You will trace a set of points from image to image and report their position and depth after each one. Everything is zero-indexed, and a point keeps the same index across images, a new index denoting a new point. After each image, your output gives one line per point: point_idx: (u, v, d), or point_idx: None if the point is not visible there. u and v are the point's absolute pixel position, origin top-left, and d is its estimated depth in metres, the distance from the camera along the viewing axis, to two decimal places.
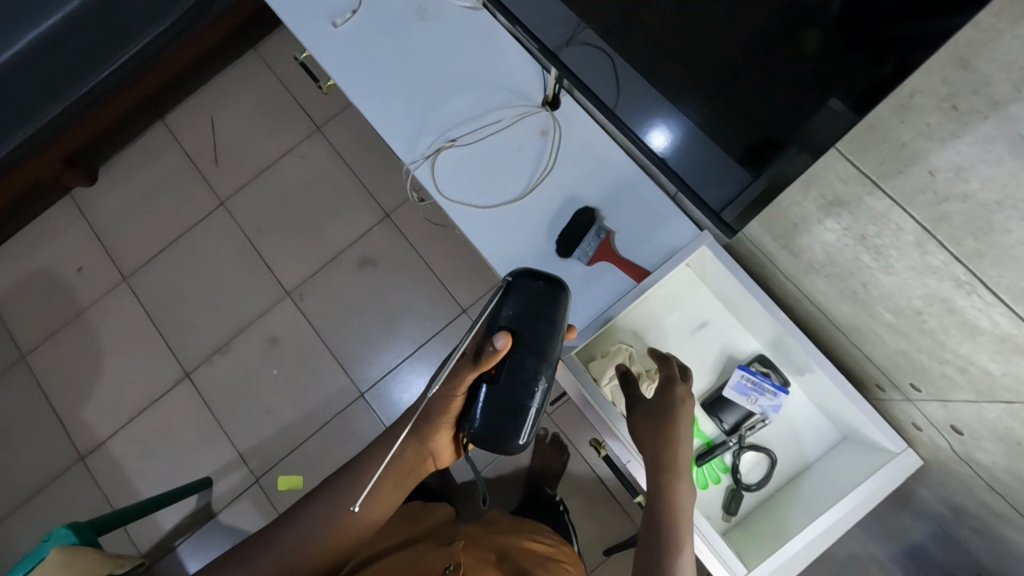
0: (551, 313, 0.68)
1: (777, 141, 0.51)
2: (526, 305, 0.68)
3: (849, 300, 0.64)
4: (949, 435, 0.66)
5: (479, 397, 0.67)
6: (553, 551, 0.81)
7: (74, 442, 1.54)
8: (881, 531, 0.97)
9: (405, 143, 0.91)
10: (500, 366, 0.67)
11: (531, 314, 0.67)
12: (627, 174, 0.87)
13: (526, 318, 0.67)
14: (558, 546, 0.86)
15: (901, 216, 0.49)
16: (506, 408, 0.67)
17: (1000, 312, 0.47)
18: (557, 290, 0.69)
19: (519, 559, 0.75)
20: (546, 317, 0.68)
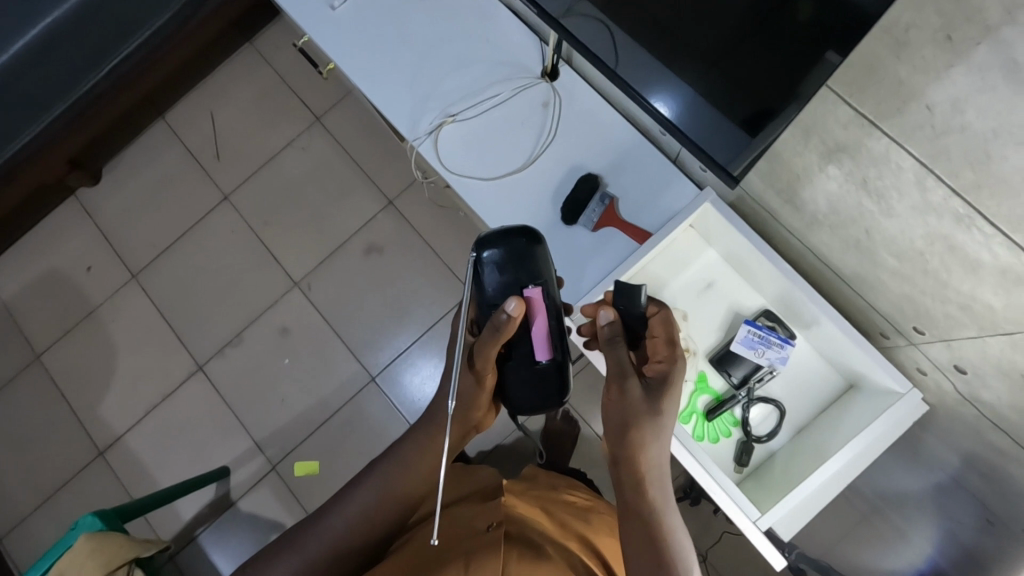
0: (533, 270, 0.69)
1: (781, 90, 0.52)
2: (510, 272, 0.69)
3: (852, 249, 0.66)
4: (954, 375, 0.67)
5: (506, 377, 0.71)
6: (594, 502, 0.82)
7: (92, 438, 1.57)
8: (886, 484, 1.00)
9: (407, 121, 0.92)
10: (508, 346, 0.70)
11: (517, 277, 0.69)
12: (628, 140, 0.88)
13: (512, 283, 0.69)
14: (594, 498, 0.86)
15: (901, 154, 0.50)
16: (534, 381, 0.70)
17: (1000, 243, 0.49)
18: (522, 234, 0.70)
19: (563, 512, 0.76)
20: (530, 275, 0.69)
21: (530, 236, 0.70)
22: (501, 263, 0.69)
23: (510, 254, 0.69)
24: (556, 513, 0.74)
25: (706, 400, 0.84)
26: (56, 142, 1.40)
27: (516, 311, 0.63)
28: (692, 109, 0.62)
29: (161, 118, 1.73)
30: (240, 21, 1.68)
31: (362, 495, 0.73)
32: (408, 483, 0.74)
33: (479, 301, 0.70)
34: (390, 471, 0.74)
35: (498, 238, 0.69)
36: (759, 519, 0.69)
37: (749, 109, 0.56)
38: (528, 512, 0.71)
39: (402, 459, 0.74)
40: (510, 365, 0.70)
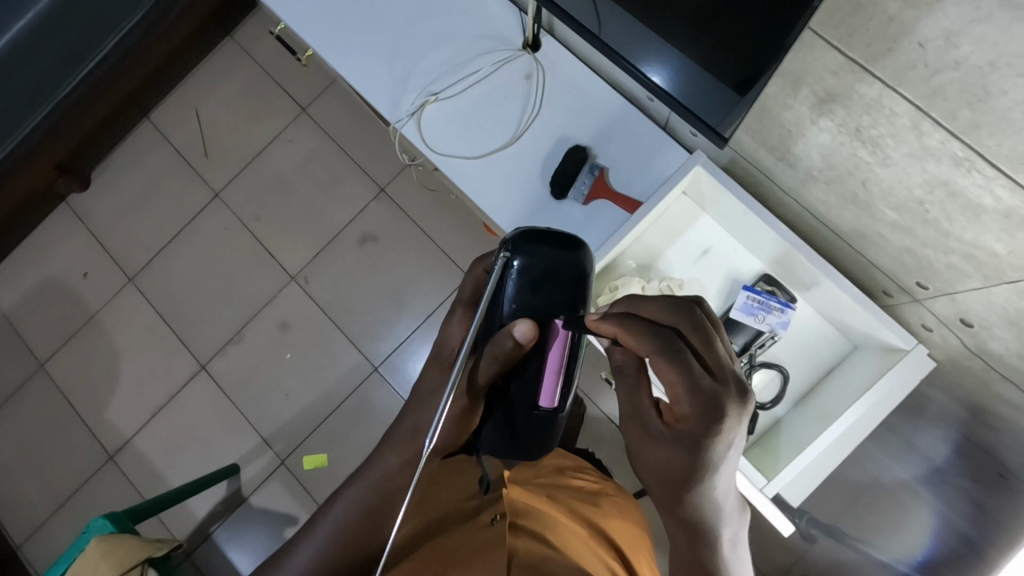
0: (566, 301, 0.66)
1: (769, 31, 0.49)
2: (535, 288, 0.66)
3: (850, 205, 0.64)
4: (960, 329, 0.66)
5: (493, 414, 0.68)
6: (601, 488, 0.80)
7: (101, 442, 1.58)
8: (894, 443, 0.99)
9: (389, 103, 0.90)
10: (507, 378, 0.67)
11: (546, 300, 0.66)
12: (615, 109, 0.86)
13: (537, 306, 0.66)
14: (601, 481, 0.83)
15: (894, 98, 0.48)
16: (522, 422, 0.66)
17: (1002, 185, 0.47)
18: (566, 255, 0.67)
19: (570, 498, 0.73)
20: (556, 301, 0.66)
21: (568, 252, 0.67)
22: (532, 278, 0.66)
23: (542, 269, 0.67)
24: (564, 500, 0.72)
25: None
26: (41, 148, 1.38)
27: (525, 338, 0.61)
28: (677, 64, 0.59)
29: (147, 118, 1.71)
30: (218, 14, 1.65)
31: (354, 495, 0.71)
32: (340, 544, 0.68)
33: (492, 317, 0.67)
34: (320, 534, 0.70)
35: (537, 246, 0.67)
36: (765, 487, 0.68)
37: (735, 56, 0.53)
38: (536, 501, 0.68)
39: (336, 518, 0.70)
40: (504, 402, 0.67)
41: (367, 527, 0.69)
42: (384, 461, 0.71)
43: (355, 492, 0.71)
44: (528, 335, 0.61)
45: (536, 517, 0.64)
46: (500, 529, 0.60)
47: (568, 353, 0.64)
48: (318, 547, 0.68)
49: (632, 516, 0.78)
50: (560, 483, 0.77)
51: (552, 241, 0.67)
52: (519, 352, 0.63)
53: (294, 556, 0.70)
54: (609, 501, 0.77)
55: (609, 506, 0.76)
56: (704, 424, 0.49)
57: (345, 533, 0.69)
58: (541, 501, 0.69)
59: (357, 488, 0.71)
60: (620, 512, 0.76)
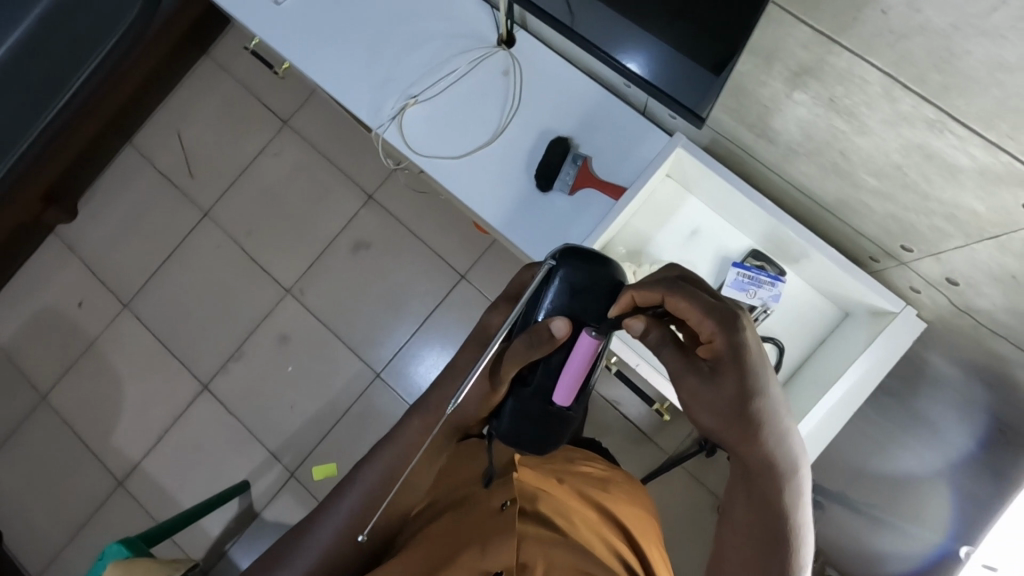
0: (601, 310, 0.66)
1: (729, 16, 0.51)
2: (571, 295, 0.67)
3: (831, 175, 0.65)
4: (947, 289, 0.67)
5: (511, 406, 0.69)
6: (613, 475, 0.80)
7: (110, 469, 1.59)
8: (899, 414, 1.00)
9: (370, 108, 0.90)
10: (529, 371, 0.68)
11: (581, 305, 0.67)
12: (594, 99, 0.86)
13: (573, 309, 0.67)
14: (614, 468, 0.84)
15: (865, 67, 0.48)
16: (538, 416, 0.68)
17: (976, 143, 0.47)
18: (601, 272, 0.68)
19: (580, 482, 0.73)
20: (591, 310, 0.67)
21: (606, 268, 0.68)
22: (573, 286, 0.67)
23: (583, 280, 0.67)
24: (575, 483, 0.73)
25: None
26: (23, 181, 1.38)
27: (561, 332, 0.62)
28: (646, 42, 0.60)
29: (129, 143, 1.71)
30: (192, 34, 1.65)
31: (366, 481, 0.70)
32: (359, 521, 0.69)
33: (528, 315, 0.68)
34: (352, 500, 0.69)
35: (579, 259, 0.68)
36: None
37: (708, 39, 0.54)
38: (546, 484, 0.69)
39: (365, 483, 0.70)
40: (525, 393, 0.68)
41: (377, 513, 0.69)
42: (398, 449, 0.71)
43: (385, 458, 0.71)
44: (564, 330, 0.62)
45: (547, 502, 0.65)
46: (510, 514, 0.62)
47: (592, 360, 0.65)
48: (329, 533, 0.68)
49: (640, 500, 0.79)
50: (570, 468, 0.77)
51: (594, 257, 0.68)
52: (551, 347, 0.63)
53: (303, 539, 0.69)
54: (620, 484, 0.78)
55: (618, 490, 0.77)
56: (733, 337, 0.52)
57: (375, 502, 0.70)
58: (550, 484, 0.69)
59: (385, 455, 0.71)
60: (629, 496, 0.77)
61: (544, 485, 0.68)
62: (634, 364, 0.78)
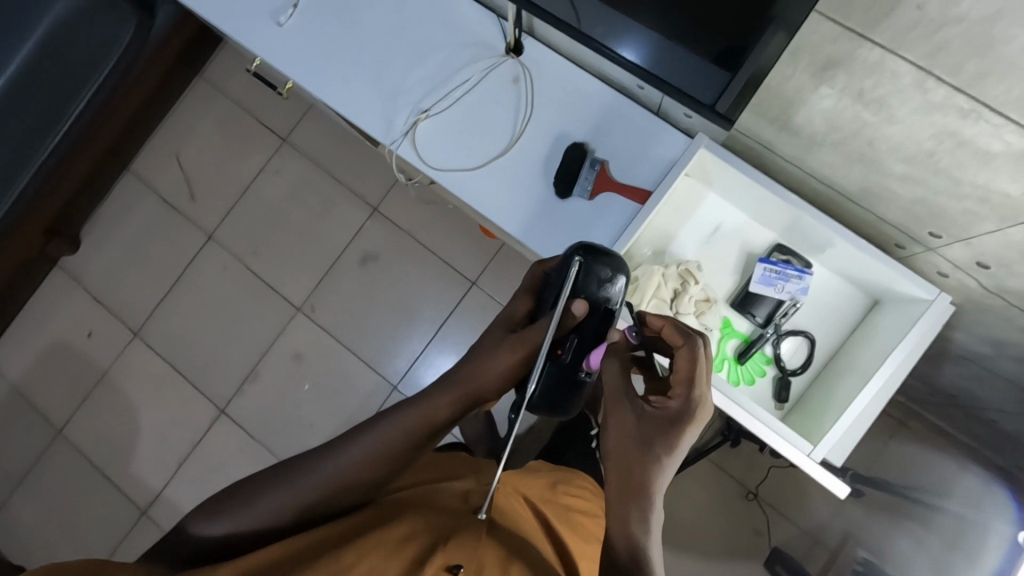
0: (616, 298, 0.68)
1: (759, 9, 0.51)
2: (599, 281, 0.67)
3: (856, 164, 0.64)
4: (977, 272, 0.67)
5: (542, 375, 0.65)
6: (586, 510, 0.88)
7: (132, 499, 1.58)
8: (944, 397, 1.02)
9: (381, 125, 0.90)
10: (564, 346, 0.66)
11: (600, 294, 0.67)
12: (608, 102, 0.86)
13: (600, 295, 0.67)
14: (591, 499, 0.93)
15: (895, 60, 0.48)
16: (564, 387, 0.67)
17: (1011, 131, 0.47)
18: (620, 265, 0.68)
19: (550, 515, 0.80)
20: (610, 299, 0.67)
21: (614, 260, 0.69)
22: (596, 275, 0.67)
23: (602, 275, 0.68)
24: (542, 511, 0.80)
25: (735, 344, 0.82)
26: (23, 217, 1.37)
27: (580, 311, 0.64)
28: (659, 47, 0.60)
29: (129, 171, 1.71)
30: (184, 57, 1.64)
31: (359, 450, 0.65)
32: (340, 488, 0.64)
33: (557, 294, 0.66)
34: (360, 447, 0.65)
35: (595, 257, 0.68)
36: (812, 451, 0.67)
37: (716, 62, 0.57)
38: (517, 514, 0.74)
39: (380, 436, 0.65)
40: (561, 366, 0.65)
41: (359, 487, 0.65)
42: (402, 424, 0.65)
43: (407, 416, 0.65)
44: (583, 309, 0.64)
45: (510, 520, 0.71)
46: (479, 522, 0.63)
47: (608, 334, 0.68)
48: (304, 496, 0.63)
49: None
50: (547, 499, 0.85)
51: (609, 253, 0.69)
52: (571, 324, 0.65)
53: (272, 494, 0.63)
54: (586, 517, 0.86)
55: (585, 524, 0.85)
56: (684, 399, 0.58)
57: (361, 475, 0.65)
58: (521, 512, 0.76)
59: (406, 410, 0.66)
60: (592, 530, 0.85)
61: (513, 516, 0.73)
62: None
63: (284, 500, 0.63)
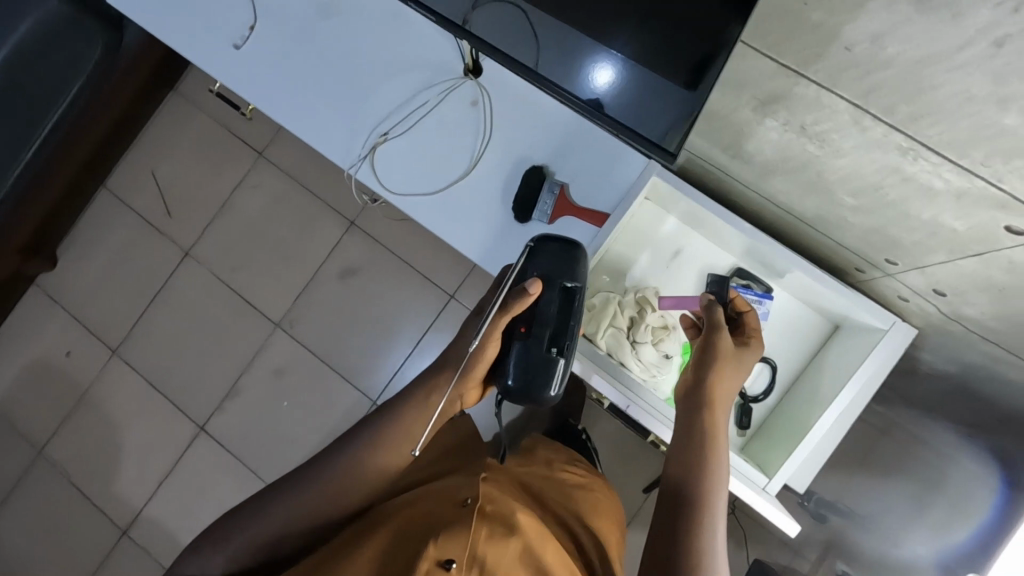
0: (574, 271, 0.70)
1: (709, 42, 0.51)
2: (555, 259, 0.70)
3: (810, 192, 0.64)
4: (935, 299, 0.66)
5: (511, 354, 0.69)
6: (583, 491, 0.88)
7: (113, 519, 1.57)
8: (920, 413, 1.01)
9: (340, 149, 0.89)
10: (528, 323, 0.69)
11: (557, 268, 0.70)
12: (567, 123, 0.84)
13: (557, 270, 0.70)
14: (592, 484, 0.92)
15: (832, 98, 0.48)
16: (537, 363, 0.68)
17: (950, 170, 0.46)
18: (575, 254, 0.71)
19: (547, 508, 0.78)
20: (569, 274, 0.70)
21: (569, 243, 0.72)
22: (550, 254, 0.71)
23: (557, 256, 0.71)
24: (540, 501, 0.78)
25: None
26: None
27: (533, 287, 0.68)
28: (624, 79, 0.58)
29: (105, 188, 1.69)
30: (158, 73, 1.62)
31: (342, 457, 0.68)
32: (328, 493, 0.67)
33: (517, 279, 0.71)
34: (347, 454, 0.68)
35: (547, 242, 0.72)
36: (766, 484, 0.68)
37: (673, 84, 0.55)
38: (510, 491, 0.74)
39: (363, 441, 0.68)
40: (525, 343, 0.69)
41: (347, 492, 0.68)
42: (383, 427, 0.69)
43: (389, 423, 0.69)
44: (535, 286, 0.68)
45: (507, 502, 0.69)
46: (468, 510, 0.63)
47: (569, 306, 0.70)
48: (295, 507, 0.66)
49: (609, 506, 0.88)
50: (542, 490, 0.84)
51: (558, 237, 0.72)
52: (525, 304, 0.67)
53: (264, 508, 0.66)
54: (588, 506, 0.85)
55: (585, 500, 0.86)
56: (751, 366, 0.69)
57: (346, 479, 0.67)
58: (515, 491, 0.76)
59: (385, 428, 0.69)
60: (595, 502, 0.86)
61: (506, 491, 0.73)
62: (625, 406, 0.70)
63: (276, 511, 0.65)
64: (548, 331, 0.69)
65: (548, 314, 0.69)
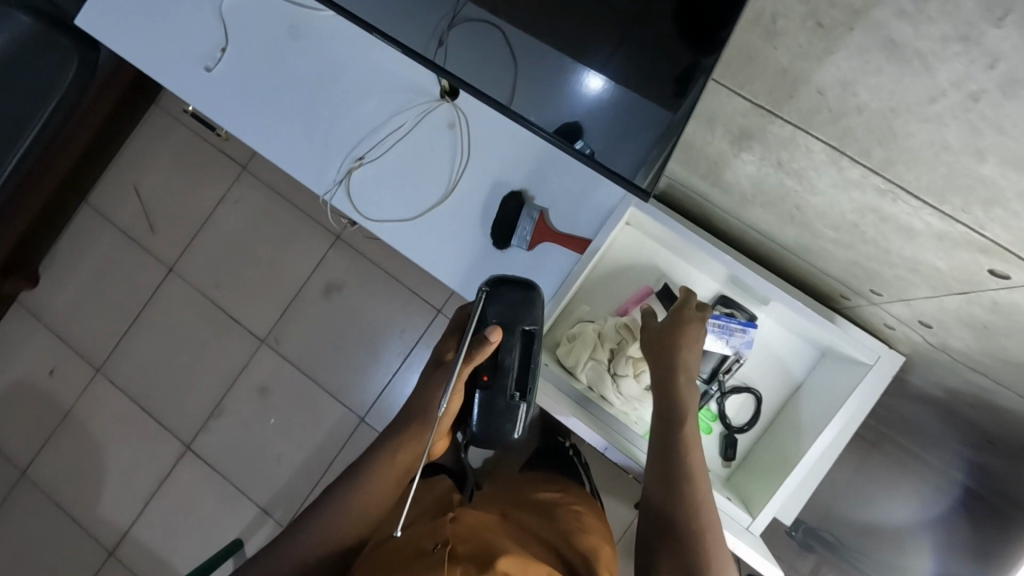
0: (533, 315, 0.70)
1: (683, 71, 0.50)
2: (513, 303, 0.70)
3: (789, 223, 0.62)
4: (920, 329, 0.64)
5: (474, 403, 0.70)
6: (565, 502, 0.89)
7: (99, 540, 1.55)
8: (909, 432, 0.99)
9: (315, 174, 0.87)
10: (491, 371, 0.69)
11: (515, 315, 0.69)
12: (546, 145, 0.82)
13: (513, 313, 0.69)
14: (577, 495, 0.94)
15: (807, 137, 0.46)
16: (499, 410, 0.69)
17: (930, 213, 0.44)
18: (531, 295, 0.70)
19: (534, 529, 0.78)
20: (529, 319, 0.70)
21: (526, 284, 0.71)
22: (508, 301, 0.70)
23: (514, 298, 0.70)
24: (525, 530, 0.77)
25: None
26: None
27: (493, 336, 0.67)
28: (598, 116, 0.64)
29: (86, 204, 1.67)
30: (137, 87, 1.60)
31: (315, 521, 0.71)
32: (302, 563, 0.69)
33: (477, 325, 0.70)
34: (320, 521, 0.71)
35: (505, 285, 0.70)
36: (751, 524, 0.68)
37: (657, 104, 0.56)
38: (484, 526, 0.72)
39: (335, 503, 0.72)
40: (487, 392, 0.69)
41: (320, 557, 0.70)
42: (352, 484, 0.73)
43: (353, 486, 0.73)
44: (495, 334, 0.67)
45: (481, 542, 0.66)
46: (438, 556, 0.60)
47: (527, 353, 0.69)
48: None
49: (595, 523, 0.87)
50: (529, 511, 0.84)
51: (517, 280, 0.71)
52: (487, 354, 0.67)
53: None
54: (578, 521, 0.84)
55: (570, 517, 0.85)
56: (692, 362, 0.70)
57: (317, 544, 0.70)
58: (490, 525, 0.74)
59: (350, 485, 0.73)
60: (580, 521, 0.85)
61: (478, 528, 0.70)
62: (603, 447, 0.71)
63: None
64: (509, 381, 0.69)
65: (506, 364, 0.69)
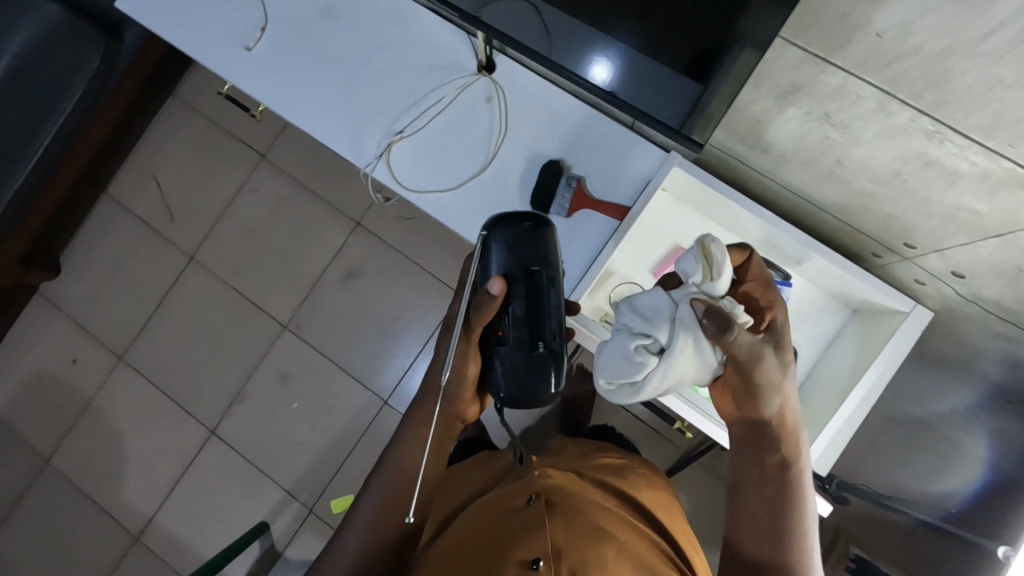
0: (540, 254, 0.69)
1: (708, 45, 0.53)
2: (518, 245, 0.69)
3: (827, 181, 0.65)
4: (952, 281, 0.68)
5: (497, 363, 0.70)
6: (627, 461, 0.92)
7: (124, 526, 1.56)
8: None
9: (355, 149, 0.89)
10: (505, 325, 0.69)
11: (520, 260, 0.69)
12: (582, 116, 0.85)
13: (516, 258, 0.69)
14: (629, 455, 0.98)
15: (858, 84, 0.49)
16: (528, 365, 0.68)
17: (975, 151, 0.47)
18: (538, 233, 0.70)
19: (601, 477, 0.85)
20: (536, 255, 0.69)
21: (532, 220, 0.70)
22: (509, 242, 0.69)
23: (517, 237, 0.70)
24: (594, 478, 0.84)
25: None
26: None
27: (497, 289, 0.66)
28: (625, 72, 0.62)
29: (105, 194, 1.68)
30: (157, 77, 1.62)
31: (381, 490, 0.74)
32: (379, 529, 0.72)
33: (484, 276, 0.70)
34: (385, 487, 0.74)
35: (507, 222, 0.70)
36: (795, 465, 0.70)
37: (679, 73, 0.58)
38: (567, 479, 0.80)
39: (393, 467, 0.75)
40: (505, 348, 0.69)
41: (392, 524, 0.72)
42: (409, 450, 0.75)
43: (403, 452, 0.75)
44: (500, 287, 0.66)
45: (562, 493, 0.75)
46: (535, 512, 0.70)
47: (539, 296, 0.69)
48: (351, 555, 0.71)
49: (655, 477, 0.91)
50: (589, 464, 0.90)
51: (519, 218, 0.70)
52: (497, 306, 0.67)
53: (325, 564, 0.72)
54: (637, 471, 0.90)
55: (629, 471, 0.90)
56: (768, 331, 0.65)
57: (385, 507, 0.73)
58: (569, 477, 0.81)
59: (396, 458, 0.75)
60: (643, 477, 0.89)
61: (564, 482, 0.79)
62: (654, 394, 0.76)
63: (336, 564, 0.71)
64: (525, 332, 0.68)
65: (519, 315, 0.68)
